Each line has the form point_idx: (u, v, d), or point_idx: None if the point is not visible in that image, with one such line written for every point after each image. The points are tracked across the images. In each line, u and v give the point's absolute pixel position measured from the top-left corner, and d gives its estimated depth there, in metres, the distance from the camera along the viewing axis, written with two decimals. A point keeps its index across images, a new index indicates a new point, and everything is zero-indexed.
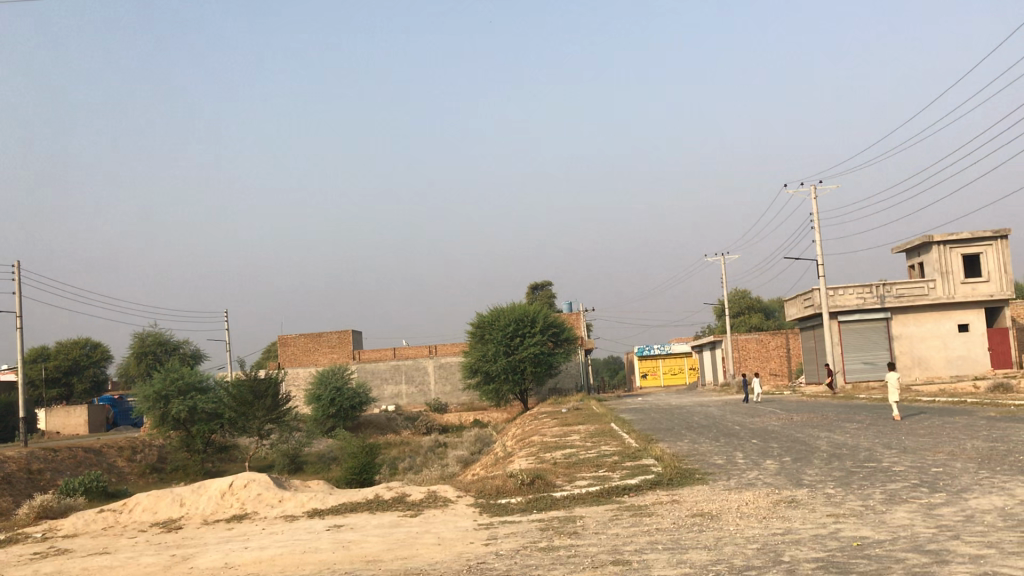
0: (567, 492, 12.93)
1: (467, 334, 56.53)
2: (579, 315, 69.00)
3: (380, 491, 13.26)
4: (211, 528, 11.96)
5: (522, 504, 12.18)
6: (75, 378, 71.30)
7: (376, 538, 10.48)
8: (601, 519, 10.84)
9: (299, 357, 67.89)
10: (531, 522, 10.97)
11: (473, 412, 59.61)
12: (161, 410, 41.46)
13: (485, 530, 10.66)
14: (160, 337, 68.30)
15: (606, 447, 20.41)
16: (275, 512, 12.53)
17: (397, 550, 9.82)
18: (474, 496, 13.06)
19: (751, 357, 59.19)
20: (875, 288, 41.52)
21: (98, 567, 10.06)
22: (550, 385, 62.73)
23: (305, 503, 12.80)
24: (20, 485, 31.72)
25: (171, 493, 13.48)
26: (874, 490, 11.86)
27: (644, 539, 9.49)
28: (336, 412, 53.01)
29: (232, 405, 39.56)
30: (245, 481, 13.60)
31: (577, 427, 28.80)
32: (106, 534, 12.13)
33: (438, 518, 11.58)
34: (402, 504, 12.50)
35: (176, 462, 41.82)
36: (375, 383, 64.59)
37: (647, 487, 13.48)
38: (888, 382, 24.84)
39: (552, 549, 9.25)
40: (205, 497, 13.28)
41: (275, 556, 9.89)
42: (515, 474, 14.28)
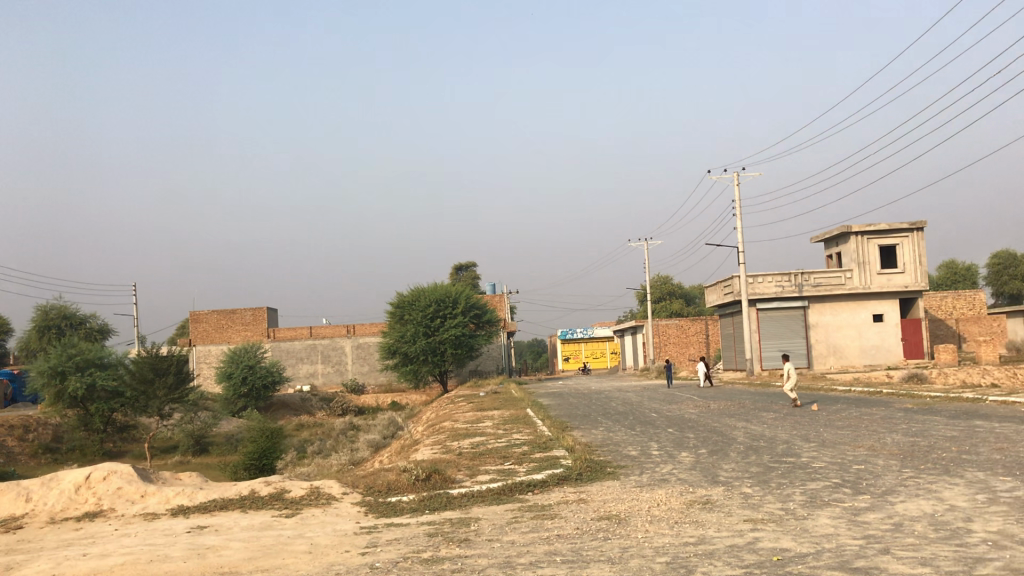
0: (466, 489, 11.78)
1: (387, 314, 54.88)
2: (502, 297, 68.10)
3: (256, 486, 11.89)
4: (55, 530, 10.44)
5: (414, 503, 11.01)
6: None
7: (238, 544, 9.11)
8: (498, 523, 9.71)
9: (211, 335, 65.28)
10: (420, 526, 9.78)
11: (390, 394, 58.10)
12: (58, 387, 38.98)
13: (367, 536, 9.41)
14: (66, 310, 65.04)
15: (517, 435, 19.33)
16: (134, 510, 11.08)
17: (259, 560, 8.46)
18: (363, 494, 11.81)
19: (671, 343, 59.05)
20: (794, 276, 41.41)
21: None
22: (470, 367, 61.61)
23: (170, 499, 11.36)
24: None
25: (17, 487, 11.82)
26: (794, 491, 10.99)
27: (541, 549, 8.37)
28: (248, 392, 50.93)
29: (132, 382, 37.18)
30: (104, 474, 12.07)
31: (493, 412, 27.64)
32: None
33: (316, 519, 10.32)
34: (279, 501, 11.20)
35: (74, 441, 39.30)
36: (289, 363, 62.58)
37: (554, 483, 12.39)
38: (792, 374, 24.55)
39: (436, 562, 8.05)
40: (57, 491, 11.70)
41: (115, 566, 8.40)
42: (411, 466, 13.06)
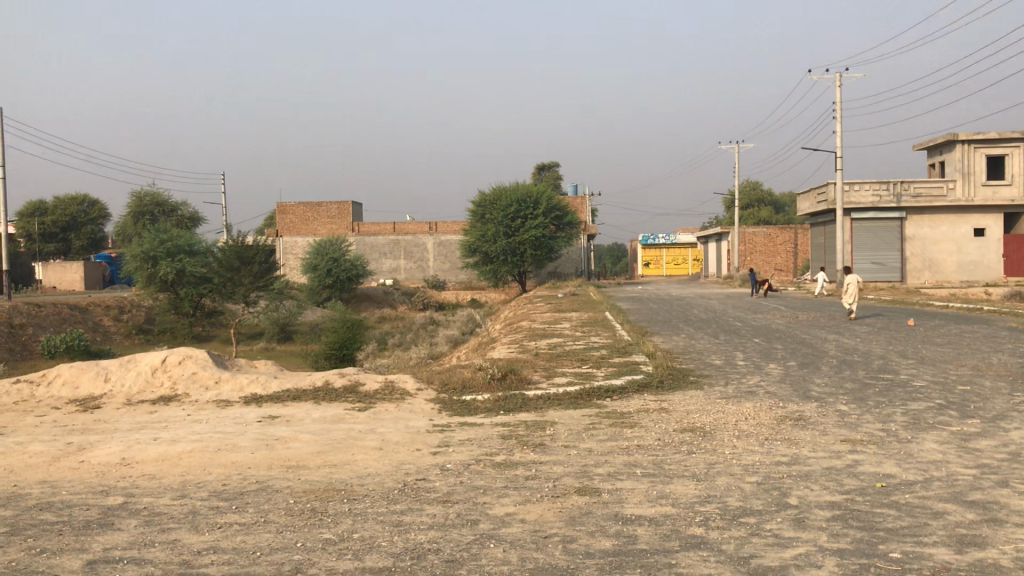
0: (542, 391, 11.33)
1: (468, 211, 54.48)
2: (585, 198, 67.18)
3: (330, 378, 11.61)
4: (131, 412, 10.34)
5: (488, 403, 10.63)
6: (74, 235, 67.70)
7: (308, 437, 8.81)
8: (576, 429, 9.23)
9: (297, 227, 65.93)
10: (494, 428, 9.37)
11: (470, 291, 58.19)
12: (148, 270, 39.84)
13: (438, 435, 9.05)
14: (159, 197, 66.31)
15: (597, 338, 18.82)
16: (207, 396, 10.95)
17: (327, 455, 8.13)
18: (437, 391, 11.42)
19: (757, 252, 57.69)
20: (893, 186, 39.31)
21: None
22: (550, 269, 61.20)
23: (244, 387, 11.16)
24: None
25: (96, 366, 11.79)
26: (894, 411, 10.24)
27: (621, 460, 7.85)
28: (332, 283, 51.52)
29: (218, 269, 37.58)
30: (180, 357, 11.92)
31: (572, 314, 27.13)
32: (13, 411, 10.44)
33: (388, 415, 10.03)
34: (353, 395, 10.94)
35: (164, 324, 40.33)
36: (372, 257, 62.99)
37: (635, 390, 11.82)
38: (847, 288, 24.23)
39: (509, 467, 7.60)
40: (134, 372, 11.64)
41: (184, 453, 8.14)
42: (487, 365, 12.63)
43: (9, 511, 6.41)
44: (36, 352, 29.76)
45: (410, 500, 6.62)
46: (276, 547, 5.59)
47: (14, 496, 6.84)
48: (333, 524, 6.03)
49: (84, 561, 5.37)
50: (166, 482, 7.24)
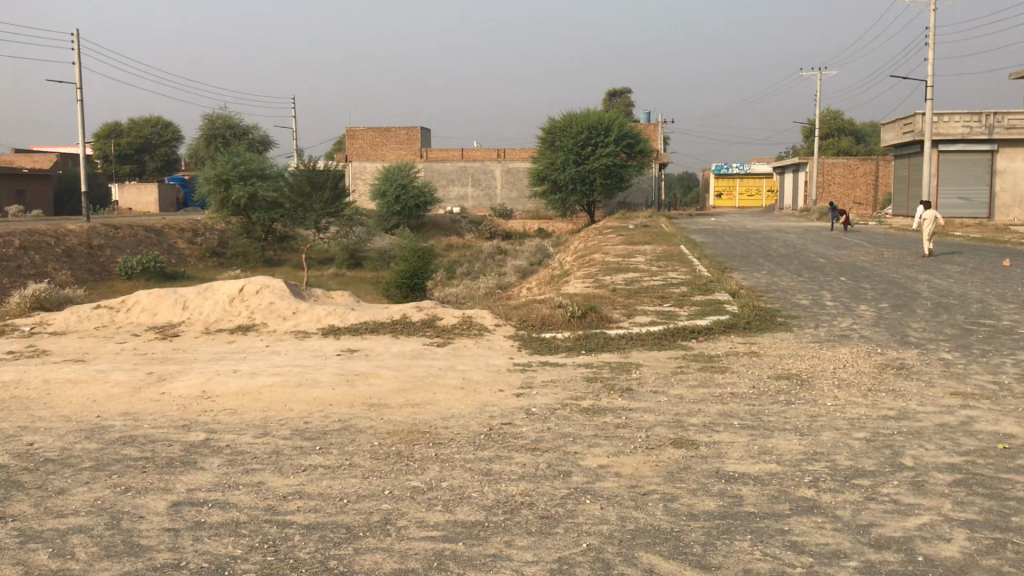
0: (624, 330, 10.93)
1: (538, 138, 53.58)
2: (658, 126, 65.56)
3: (407, 311, 11.36)
4: (210, 341, 10.28)
5: (570, 342, 10.28)
6: (148, 156, 68.53)
7: (389, 374, 8.58)
8: (663, 373, 8.84)
9: (366, 152, 65.80)
10: (577, 369, 9.03)
11: (538, 220, 57.62)
12: (222, 194, 40.11)
13: (520, 375, 8.75)
14: (231, 120, 66.53)
15: (673, 273, 18.25)
16: (286, 327, 10.84)
17: (409, 394, 7.89)
18: (516, 328, 11.12)
19: (835, 185, 55.78)
20: (984, 117, 37.30)
21: (58, 381, 8.14)
22: (620, 199, 60.24)
23: (321, 319, 10.99)
24: (80, 259, 29.69)
25: (175, 293, 11.75)
26: (1004, 361, 9.61)
27: (715, 409, 7.46)
28: (401, 210, 51.47)
29: (290, 195, 37.60)
30: (257, 287, 11.78)
31: (644, 247, 26.45)
32: (94, 337, 10.45)
33: (468, 351, 9.78)
34: (431, 330, 10.70)
35: (237, 248, 40.68)
36: (441, 184, 62.67)
37: (721, 331, 11.33)
38: (926, 226, 23.31)
39: (598, 413, 7.27)
40: (212, 300, 11.57)
41: (264, 387, 7.99)
42: (565, 301, 12.24)
43: (93, 444, 6.31)
44: (115, 274, 30.27)
45: (498, 447, 6.33)
46: (363, 494, 5.34)
47: (97, 427, 6.73)
48: (420, 471, 5.77)
49: (169, 502, 5.19)
50: (248, 418, 7.09)
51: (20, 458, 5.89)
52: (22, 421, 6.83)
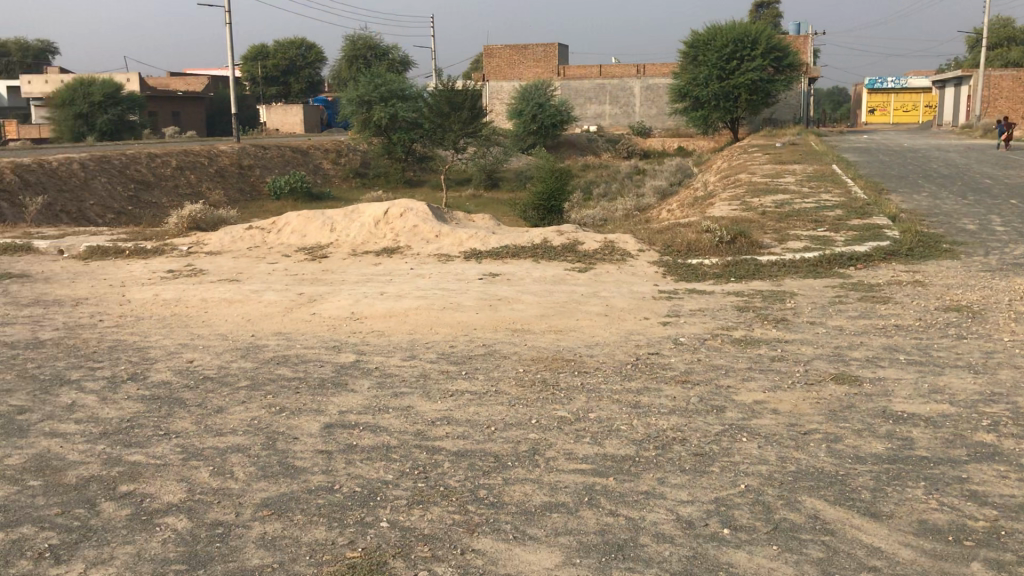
0: (774, 257, 10.42)
1: (681, 53, 51.76)
2: (808, 38, 62.20)
3: (548, 235, 11.16)
4: (356, 263, 10.41)
5: (717, 269, 9.87)
6: (294, 78, 70.15)
7: (532, 299, 8.47)
8: (819, 303, 8.37)
9: (503, 70, 65.31)
10: (725, 297, 8.66)
11: (677, 139, 56.10)
12: (364, 115, 40.71)
13: (667, 303, 8.46)
14: (372, 41, 67.12)
15: (827, 196, 17.29)
16: (429, 250, 10.86)
17: (553, 320, 7.76)
18: (660, 254, 10.77)
19: (1003, 99, 51.71)
20: None
21: (215, 300, 8.41)
22: (765, 116, 57.83)
23: (464, 242, 10.98)
24: (232, 179, 30.84)
25: (322, 216, 11.94)
26: None
27: (876, 343, 7.01)
28: (538, 129, 51.07)
29: (430, 115, 37.77)
30: (401, 210, 11.81)
31: (793, 167, 25.24)
32: (247, 257, 10.76)
33: (611, 277, 9.54)
34: (573, 255, 10.49)
35: (379, 168, 41.34)
36: (579, 103, 61.62)
37: (880, 258, 10.65)
38: None
39: (751, 344, 6.96)
40: (358, 223, 11.70)
41: (409, 310, 8.02)
42: (712, 224, 11.76)
43: (249, 363, 6.47)
44: (265, 194, 31.31)
45: (646, 378, 6.14)
46: (511, 422, 5.27)
47: (252, 347, 6.92)
48: (567, 401, 5.65)
49: (322, 424, 5.27)
50: (395, 340, 7.15)
51: (181, 376, 6.11)
52: (182, 339, 7.08)
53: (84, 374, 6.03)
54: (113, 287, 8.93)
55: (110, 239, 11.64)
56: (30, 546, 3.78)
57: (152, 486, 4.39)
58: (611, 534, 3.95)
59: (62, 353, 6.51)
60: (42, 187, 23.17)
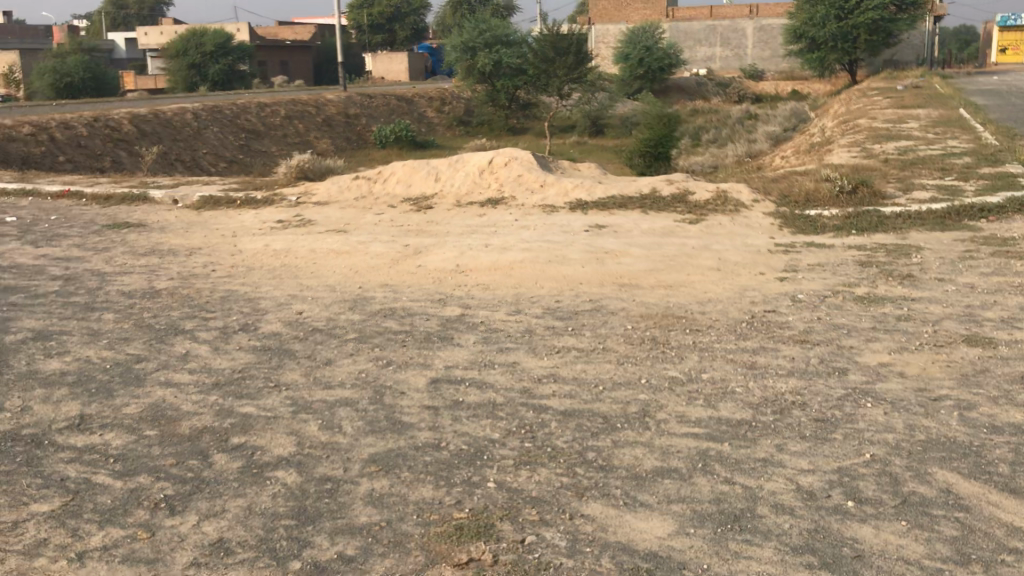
0: (899, 208, 9.85)
1: None
2: None
3: (658, 185, 10.84)
4: (461, 214, 10.34)
5: (837, 221, 9.40)
6: (399, 26, 70.30)
7: (640, 252, 8.23)
8: (950, 259, 7.86)
9: (609, 14, 63.90)
10: (846, 251, 8.23)
11: (790, 82, 53.99)
12: (469, 62, 40.50)
13: (783, 257, 8.10)
14: None
15: (955, 142, 16.28)
16: (534, 201, 10.70)
17: (662, 274, 7.52)
18: (775, 205, 10.31)
19: None
20: None
21: (323, 251, 8.46)
22: (885, 57, 55.02)
23: (569, 192, 10.77)
24: (339, 128, 31.21)
25: (427, 166, 11.89)
26: None
27: (1015, 303, 6.53)
28: (645, 74, 49.92)
29: (535, 62, 37.22)
30: (506, 159, 11.65)
31: (916, 111, 23.88)
32: (354, 208, 10.81)
33: (723, 229, 9.20)
34: (683, 206, 10.16)
35: (482, 116, 41.13)
36: (687, 45, 59.84)
37: (1015, 210, 9.95)
38: None
39: (875, 303, 6.58)
40: (463, 173, 11.60)
41: (515, 263, 7.90)
42: (831, 174, 11.21)
43: (356, 315, 6.48)
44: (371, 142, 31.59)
45: (762, 337, 5.87)
46: (620, 382, 5.11)
47: (360, 298, 6.93)
48: (678, 360, 5.46)
49: (428, 379, 5.22)
50: (500, 294, 7.05)
51: (291, 327, 6.16)
52: (291, 290, 7.14)
53: (198, 324, 6.13)
54: (225, 237, 9.08)
55: (222, 190, 11.87)
56: (146, 496, 3.85)
57: (263, 438, 4.43)
58: (726, 504, 3.78)
59: (177, 302, 6.64)
60: (159, 137, 23.89)
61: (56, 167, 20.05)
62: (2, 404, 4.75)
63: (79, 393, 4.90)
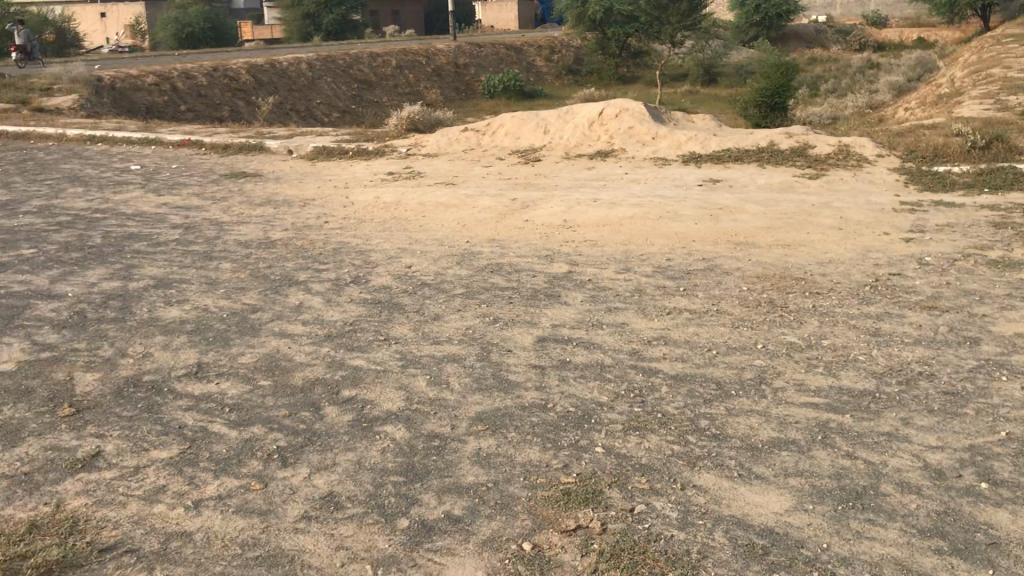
0: None
1: None
2: None
3: (775, 138, 10.42)
4: (570, 167, 10.17)
5: (969, 178, 8.85)
6: None
7: (756, 208, 7.95)
8: None
9: None
10: (979, 211, 7.74)
11: (917, 30, 51.20)
12: (579, 10, 39.81)
13: (909, 216, 7.69)
14: None
15: None
16: (645, 154, 10.44)
17: (779, 233, 7.24)
18: (901, 160, 9.79)
19: None
20: None
21: (432, 204, 8.46)
22: None
23: (682, 146, 10.47)
24: (448, 78, 31.21)
25: (536, 117, 11.73)
26: None
27: None
28: (761, 21, 48.11)
29: (647, 8, 36.01)
30: (617, 111, 11.39)
31: None
32: (464, 159, 10.78)
33: (845, 186, 8.78)
34: (802, 160, 9.75)
35: (592, 65, 40.49)
36: None
37: None
38: None
39: (1012, 268, 6.17)
40: (572, 125, 11.40)
41: (625, 219, 7.73)
42: (964, 127, 10.56)
43: (464, 271, 6.44)
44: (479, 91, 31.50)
45: (886, 302, 5.58)
46: (734, 347, 4.93)
47: (468, 253, 6.89)
48: (797, 324, 5.24)
49: (535, 337, 5.15)
50: (609, 251, 6.90)
51: (399, 281, 6.16)
52: (400, 243, 7.16)
53: (310, 276, 6.20)
54: (337, 189, 9.17)
55: (334, 141, 12.00)
56: (260, 446, 3.92)
57: (372, 393, 4.44)
58: (848, 480, 3.60)
59: (291, 253, 6.75)
60: (274, 87, 24.38)
61: (177, 115, 20.68)
62: (125, 351, 4.91)
63: (196, 341, 5.03)
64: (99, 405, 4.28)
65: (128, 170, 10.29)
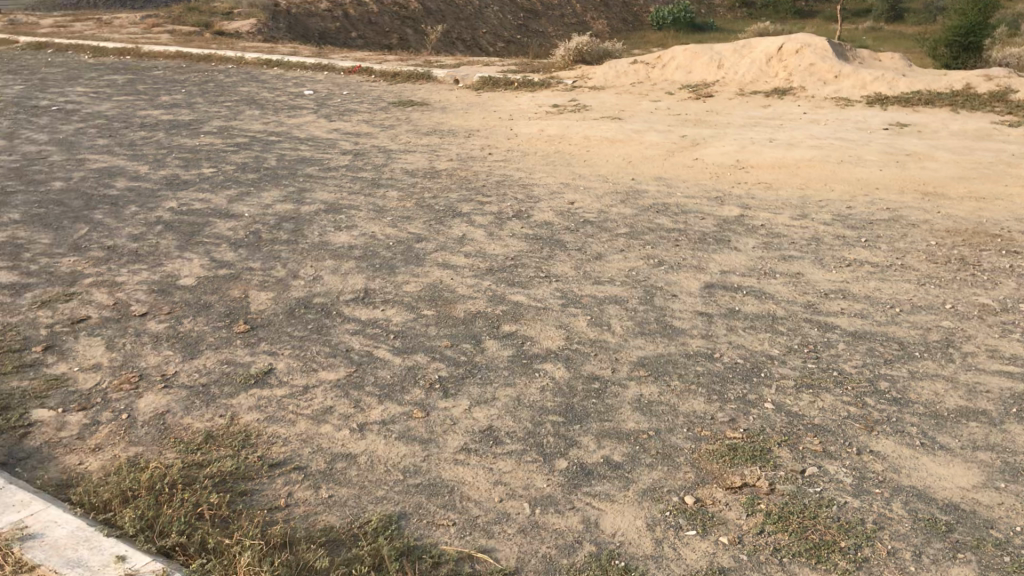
0: None
1: None
2: None
3: (972, 81, 9.60)
4: (742, 105, 9.72)
5: None
6: None
7: (948, 156, 7.38)
8: None
9: None
10: None
11: None
12: None
13: None
14: None
15: None
16: (826, 93, 9.85)
17: (973, 184, 6.69)
18: None
19: None
20: None
21: (597, 138, 8.28)
22: None
23: (866, 86, 9.81)
24: (615, 8, 30.47)
25: (710, 51, 11.24)
26: None
27: None
28: None
29: None
30: (797, 47, 10.76)
31: None
32: (631, 93, 10.49)
33: None
34: (1001, 106, 8.96)
35: None
36: None
37: None
38: None
39: None
40: (748, 60, 10.87)
41: (802, 162, 7.32)
42: None
43: (629, 209, 6.28)
44: (646, 23, 30.64)
45: None
46: (921, 306, 4.59)
47: (633, 192, 6.71)
48: (992, 286, 4.82)
49: (703, 283, 4.96)
50: (783, 195, 6.56)
51: (563, 217, 6.06)
52: (564, 178, 7.04)
53: (474, 208, 6.19)
54: (502, 120, 9.12)
55: (501, 71, 11.92)
56: (422, 375, 3.95)
57: (534, 329, 4.40)
58: None
59: (456, 184, 6.75)
60: (441, 16, 24.46)
61: (347, 41, 21.09)
62: (297, 273, 5.04)
63: (364, 267, 5.11)
64: (272, 324, 4.42)
65: (302, 94, 10.56)
